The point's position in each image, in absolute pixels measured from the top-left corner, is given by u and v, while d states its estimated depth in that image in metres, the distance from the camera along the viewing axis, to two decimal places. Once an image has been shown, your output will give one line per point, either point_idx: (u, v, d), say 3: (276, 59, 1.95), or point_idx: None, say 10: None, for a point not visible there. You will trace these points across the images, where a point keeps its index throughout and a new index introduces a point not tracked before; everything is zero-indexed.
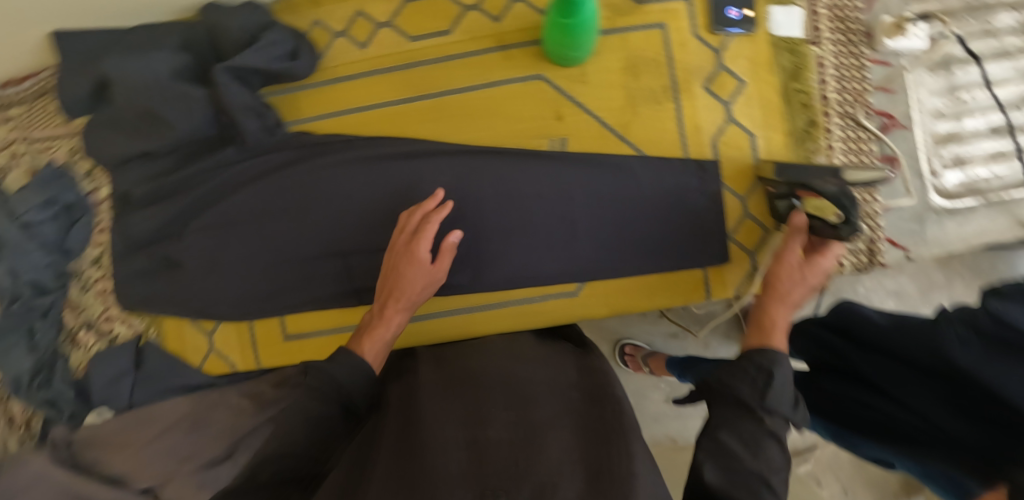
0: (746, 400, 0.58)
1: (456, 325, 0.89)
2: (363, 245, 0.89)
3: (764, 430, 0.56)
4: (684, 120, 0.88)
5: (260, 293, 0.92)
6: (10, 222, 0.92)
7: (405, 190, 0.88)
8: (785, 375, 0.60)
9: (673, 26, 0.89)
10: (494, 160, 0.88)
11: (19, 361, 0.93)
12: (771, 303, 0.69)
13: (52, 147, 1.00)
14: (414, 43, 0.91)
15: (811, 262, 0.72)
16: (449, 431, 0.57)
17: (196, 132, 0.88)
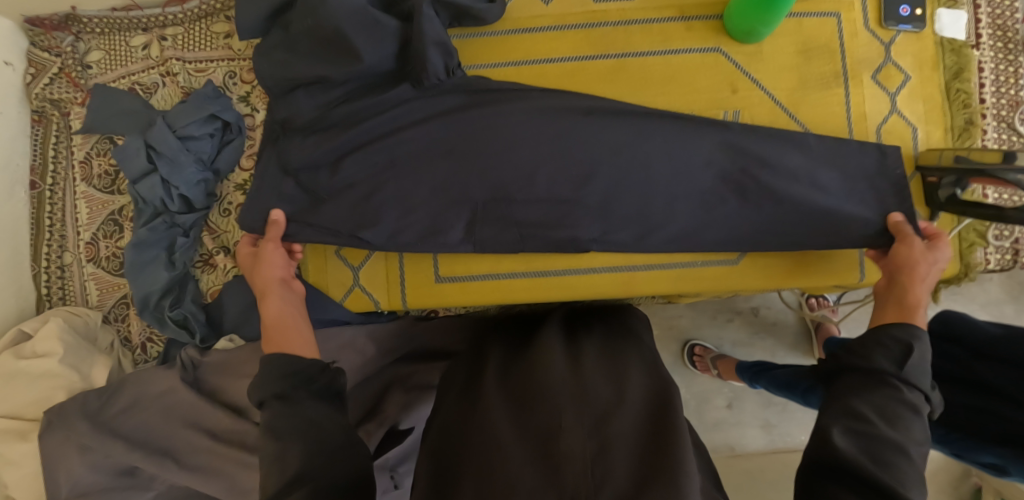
0: (882, 375, 0.67)
1: (618, 280, 0.92)
2: (531, 193, 0.89)
3: (904, 402, 0.65)
4: (851, 107, 0.92)
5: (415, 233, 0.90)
6: (169, 134, 0.91)
7: (580, 142, 0.88)
8: (919, 355, 0.69)
9: (848, 17, 0.92)
10: (671, 124, 0.89)
11: (156, 276, 0.92)
12: (913, 286, 0.77)
13: (208, 69, 0.99)
14: (597, 4, 0.93)
15: (923, 255, 0.80)
16: (518, 443, 0.58)
17: (378, 64, 0.88)
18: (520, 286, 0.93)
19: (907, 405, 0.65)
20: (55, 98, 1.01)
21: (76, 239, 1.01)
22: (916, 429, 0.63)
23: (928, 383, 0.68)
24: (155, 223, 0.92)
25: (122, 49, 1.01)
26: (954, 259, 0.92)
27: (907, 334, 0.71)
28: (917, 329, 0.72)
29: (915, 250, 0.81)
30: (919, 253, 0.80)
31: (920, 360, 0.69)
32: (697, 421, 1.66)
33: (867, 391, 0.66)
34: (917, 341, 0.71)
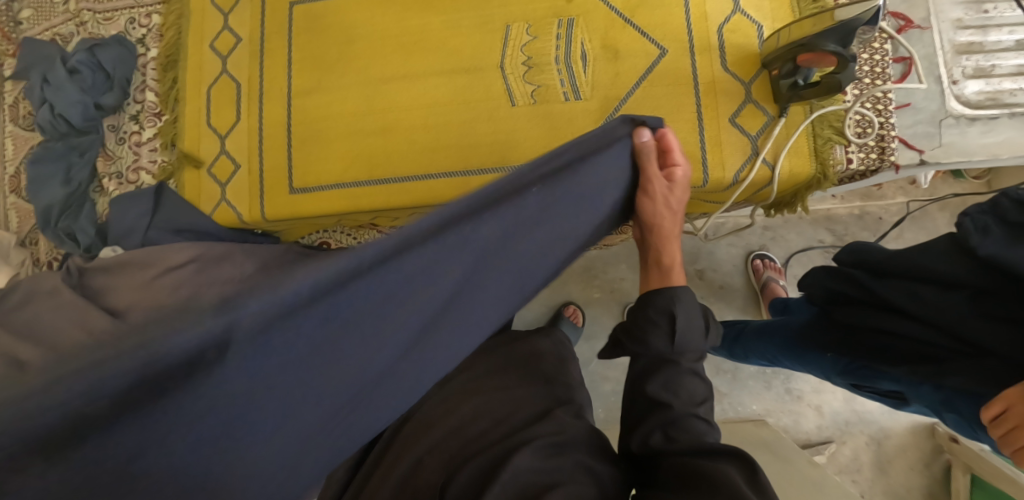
0: (659, 356, 0.66)
1: (455, 188, 0.92)
2: (376, 100, 0.97)
3: (686, 369, 0.65)
4: (691, 7, 0.90)
5: (276, 145, 1.00)
6: (61, 65, 1.03)
7: (423, 60, 0.96)
8: (690, 314, 0.66)
9: None
10: (505, 32, 0.94)
11: (53, 193, 1.03)
12: (662, 241, 0.71)
13: (112, 17, 1.09)
14: None
15: (665, 187, 0.69)
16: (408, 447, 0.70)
17: None
18: (366, 193, 0.96)
19: (692, 373, 0.65)
20: None
21: (4, 173, 1.13)
22: (694, 389, 0.64)
23: (703, 331, 0.66)
24: (53, 146, 1.04)
25: (47, 4, 1.13)
26: (809, 157, 0.87)
27: (667, 300, 0.66)
28: (681, 292, 0.67)
29: (650, 182, 0.69)
30: (659, 188, 0.69)
31: (695, 318, 0.66)
32: None
33: (653, 376, 0.65)
34: (687, 300, 0.66)
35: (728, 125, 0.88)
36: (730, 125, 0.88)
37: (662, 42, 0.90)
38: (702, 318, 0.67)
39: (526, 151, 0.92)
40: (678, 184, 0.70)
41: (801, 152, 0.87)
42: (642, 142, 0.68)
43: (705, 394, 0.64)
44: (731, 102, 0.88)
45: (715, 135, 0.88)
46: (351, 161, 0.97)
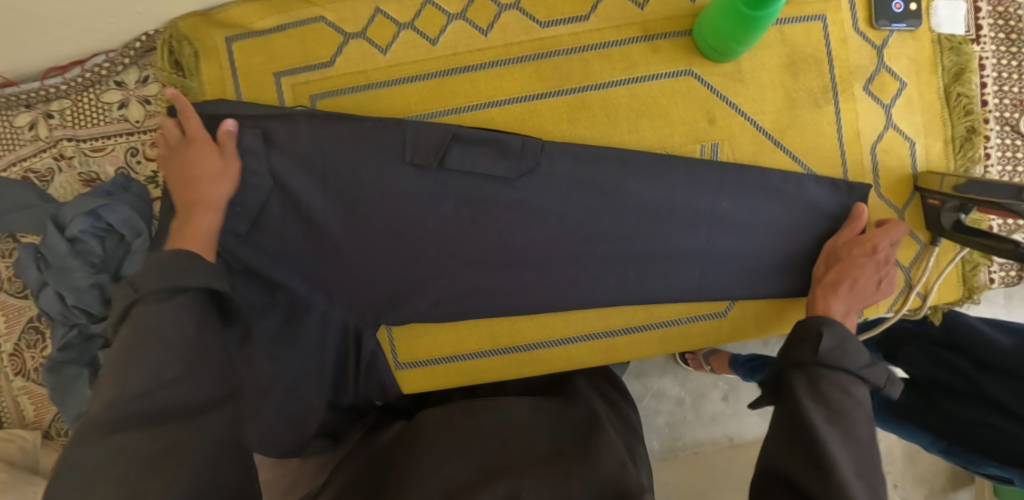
0: (813, 366, 0.63)
1: (593, 350, 0.84)
2: (485, 249, 0.79)
3: (840, 386, 0.61)
4: (844, 126, 0.81)
5: (359, 310, 0.82)
6: (58, 236, 0.81)
7: (535, 199, 0.78)
8: (844, 342, 0.65)
9: (835, 19, 0.80)
10: (638, 155, 0.78)
11: (83, 397, 0.82)
12: (835, 290, 0.73)
13: (106, 148, 0.85)
14: (545, 30, 0.79)
15: (868, 254, 0.75)
16: (471, 412, 0.70)
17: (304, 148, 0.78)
18: (489, 366, 0.85)
19: (849, 392, 0.60)
20: None
21: None
22: (850, 410, 0.59)
23: (863, 361, 0.63)
24: (69, 338, 0.82)
25: (5, 132, 0.85)
26: (957, 284, 0.84)
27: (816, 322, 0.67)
28: (835, 325, 0.66)
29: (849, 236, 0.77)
30: (855, 246, 0.75)
31: (853, 346, 0.64)
32: (697, 417, 1.24)
33: (812, 379, 0.61)
34: (843, 334, 0.65)
35: None
36: None
37: (817, 172, 0.80)
38: (863, 353, 0.64)
39: (667, 307, 0.83)
40: (881, 262, 0.75)
41: (949, 281, 0.84)
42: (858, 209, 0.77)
43: (869, 421, 0.59)
44: None
45: None
46: (466, 332, 0.85)
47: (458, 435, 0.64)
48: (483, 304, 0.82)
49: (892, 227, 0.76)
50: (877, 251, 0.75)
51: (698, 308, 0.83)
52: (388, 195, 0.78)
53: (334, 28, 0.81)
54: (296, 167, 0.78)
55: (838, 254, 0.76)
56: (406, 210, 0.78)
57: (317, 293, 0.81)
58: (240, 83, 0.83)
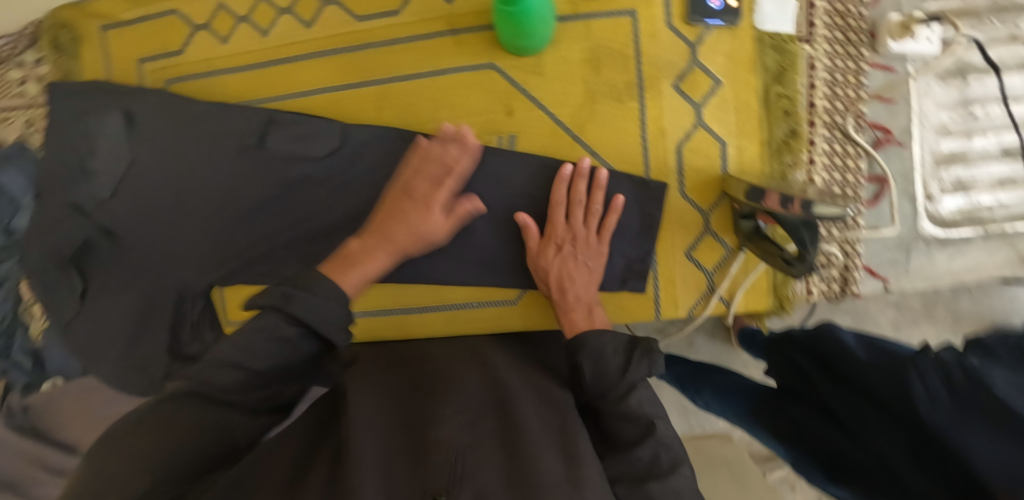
0: (596, 403, 0.63)
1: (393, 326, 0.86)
2: (296, 224, 0.86)
3: (614, 414, 0.60)
4: (647, 122, 0.80)
5: (190, 274, 0.91)
6: None
7: (332, 175, 0.84)
8: (602, 357, 0.63)
9: (645, 14, 0.80)
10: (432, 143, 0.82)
11: None
12: (577, 285, 0.72)
13: (8, 118, 0.99)
14: (360, 23, 0.84)
15: (553, 251, 0.74)
16: (380, 365, 0.67)
17: (154, 127, 0.90)
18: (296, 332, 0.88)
19: (627, 416, 0.60)
20: None
21: None
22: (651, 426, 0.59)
23: (621, 368, 0.62)
24: None
25: None
26: (766, 293, 0.81)
27: (575, 351, 0.64)
28: (587, 338, 0.64)
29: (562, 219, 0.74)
30: (559, 230, 0.74)
31: (611, 354, 0.63)
32: None
33: (599, 422, 0.62)
34: (598, 343, 0.64)
35: (683, 259, 0.81)
36: (685, 259, 0.81)
37: (616, 167, 0.80)
38: (620, 357, 0.62)
39: (457, 291, 0.84)
40: (576, 242, 0.74)
41: (758, 289, 0.81)
42: (583, 164, 0.74)
43: (646, 432, 0.58)
44: (686, 234, 0.81)
45: (668, 268, 0.81)
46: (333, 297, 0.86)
47: (373, 377, 0.62)
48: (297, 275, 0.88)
49: (601, 182, 0.73)
50: (567, 233, 0.74)
51: (491, 295, 0.83)
52: (216, 169, 0.87)
53: (184, 19, 0.89)
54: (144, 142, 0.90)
55: (574, 240, 0.74)
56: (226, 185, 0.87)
57: (160, 253, 0.91)
58: (112, 66, 0.94)
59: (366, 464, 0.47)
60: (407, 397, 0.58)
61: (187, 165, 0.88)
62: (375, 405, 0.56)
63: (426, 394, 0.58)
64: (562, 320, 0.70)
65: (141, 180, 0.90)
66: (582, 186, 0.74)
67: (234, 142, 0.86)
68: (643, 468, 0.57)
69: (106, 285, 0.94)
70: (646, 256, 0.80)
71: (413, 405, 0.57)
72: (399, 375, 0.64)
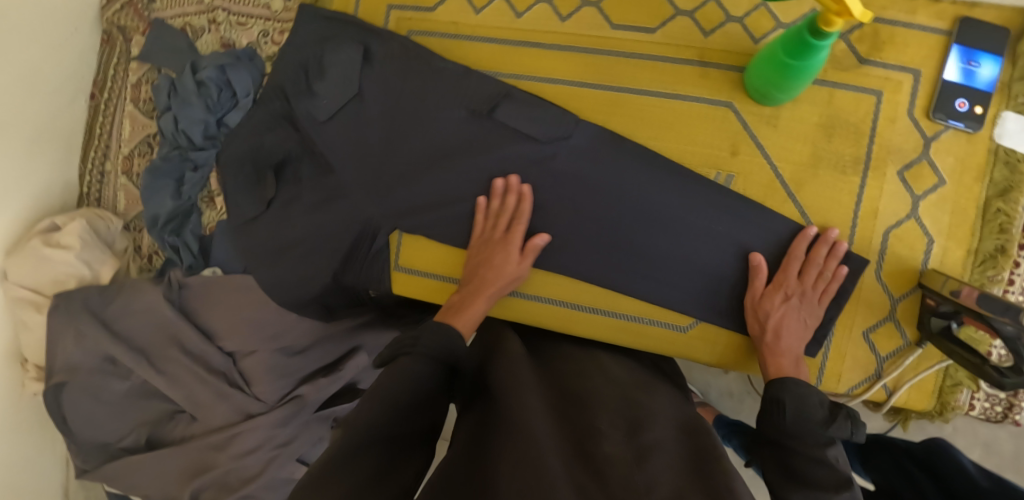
0: (783, 441, 0.70)
1: (552, 315, 0.90)
2: (496, 196, 0.90)
3: (806, 455, 0.67)
4: (863, 200, 0.83)
5: (375, 211, 0.95)
6: (190, 77, 1.02)
7: (544, 160, 0.88)
8: (805, 403, 0.71)
9: (890, 98, 0.82)
10: (653, 160, 0.86)
11: (162, 202, 1.04)
12: (791, 336, 0.79)
13: (246, 24, 1.06)
14: (614, 31, 0.88)
15: (779, 298, 0.80)
16: (518, 364, 0.76)
17: (386, 70, 0.95)
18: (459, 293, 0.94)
19: (821, 459, 0.66)
20: (121, 24, 1.13)
21: (117, 152, 1.14)
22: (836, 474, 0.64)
23: (820, 418, 0.69)
24: (170, 155, 1.03)
25: None
26: (931, 395, 0.82)
27: (778, 389, 0.73)
28: (796, 387, 0.73)
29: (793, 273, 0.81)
30: (789, 282, 0.80)
31: (815, 406, 0.71)
32: None
33: (784, 459, 0.69)
34: (805, 394, 0.72)
35: (860, 337, 0.83)
36: (860, 338, 0.83)
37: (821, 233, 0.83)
38: (822, 410, 0.70)
39: (629, 302, 0.88)
40: (803, 297, 0.80)
41: (923, 388, 0.82)
42: (827, 233, 0.80)
43: (839, 477, 0.64)
44: (870, 316, 0.82)
45: (842, 342, 0.83)
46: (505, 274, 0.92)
47: (516, 377, 0.72)
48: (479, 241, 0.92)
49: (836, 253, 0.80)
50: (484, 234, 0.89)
51: (660, 314, 0.88)
52: (437, 125, 0.92)
53: None
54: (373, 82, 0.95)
55: (802, 295, 0.80)
56: (442, 141, 0.92)
57: (356, 184, 0.96)
58: (360, 3, 0.99)
59: (551, 463, 0.56)
60: (558, 417, 0.67)
61: (409, 114, 0.94)
62: (537, 411, 0.65)
63: (577, 413, 0.68)
64: (769, 362, 0.78)
65: (361, 114, 0.96)
66: (823, 250, 0.80)
67: (463, 105, 0.91)
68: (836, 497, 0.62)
69: (295, 199, 0.99)
70: (827, 325, 0.82)
71: (569, 422, 0.66)
72: (541, 386, 0.74)
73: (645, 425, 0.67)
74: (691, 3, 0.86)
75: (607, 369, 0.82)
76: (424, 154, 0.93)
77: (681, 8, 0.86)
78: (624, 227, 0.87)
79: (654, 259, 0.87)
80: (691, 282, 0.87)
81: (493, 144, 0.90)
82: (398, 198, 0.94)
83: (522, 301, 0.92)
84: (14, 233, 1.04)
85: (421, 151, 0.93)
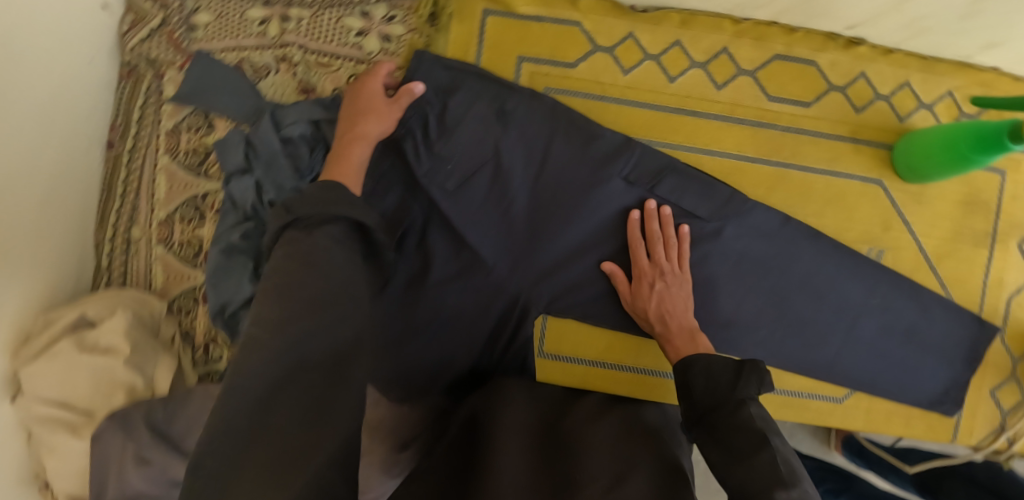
0: (716, 418, 0.64)
1: (619, 379, 0.90)
2: None
3: (733, 423, 0.62)
4: (992, 271, 0.89)
5: (514, 288, 0.85)
6: (273, 133, 0.84)
7: (711, 235, 0.83)
8: (711, 373, 0.68)
9: (1014, 176, 0.89)
10: (819, 237, 0.85)
11: (236, 288, 0.84)
12: (683, 322, 0.79)
13: (330, 65, 0.91)
14: (771, 103, 0.86)
15: (646, 289, 0.81)
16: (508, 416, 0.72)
17: (524, 131, 0.84)
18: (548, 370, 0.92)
19: (740, 426, 0.62)
20: (152, 57, 0.94)
21: (149, 216, 0.94)
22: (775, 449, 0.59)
23: (730, 381, 0.65)
24: (246, 228, 0.84)
25: (236, 19, 0.93)
26: None
27: (687, 369, 0.70)
28: (696, 359, 0.70)
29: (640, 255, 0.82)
30: (641, 268, 0.81)
31: (720, 371, 0.67)
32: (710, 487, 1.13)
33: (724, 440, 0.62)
34: (706, 362, 0.69)
35: (988, 396, 0.91)
36: (988, 396, 0.91)
37: (959, 302, 0.89)
38: (728, 372, 0.66)
39: (790, 376, 0.89)
40: (665, 277, 0.81)
41: None
42: (649, 206, 0.82)
43: (762, 440, 0.59)
44: (997, 376, 0.91)
45: (972, 402, 0.91)
46: (578, 342, 0.91)
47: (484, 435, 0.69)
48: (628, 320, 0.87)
49: (670, 224, 0.81)
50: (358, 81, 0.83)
51: (819, 388, 0.91)
52: (590, 196, 0.83)
53: (587, 35, 0.87)
54: (509, 144, 0.84)
55: (666, 275, 0.81)
56: (596, 216, 0.84)
57: (493, 259, 0.84)
58: (483, 52, 0.88)
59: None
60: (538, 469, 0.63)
61: (556, 184, 0.84)
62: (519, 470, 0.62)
63: (561, 467, 0.63)
64: (668, 348, 0.78)
65: (498, 182, 0.84)
66: (655, 226, 0.82)
67: (621, 177, 0.83)
68: (777, 476, 0.56)
69: (422, 277, 0.84)
70: (964, 387, 0.89)
71: (553, 479, 0.61)
72: (515, 432, 0.69)
73: (624, 479, 0.60)
74: (844, 79, 0.87)
75: (589, 415, 0.77)
76: (574, 228, 0.84)
77: (835, 83, 0.87)
78: (794, 306, 0.85)
79: (819, 336, 0.86)
80: (853, 360, 0.87)
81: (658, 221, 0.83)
82: (543, 275, 0.85)
83: (586, 367, 0.91)
84: (23, 327, 0.80)
85: (568, 224, 0.84)
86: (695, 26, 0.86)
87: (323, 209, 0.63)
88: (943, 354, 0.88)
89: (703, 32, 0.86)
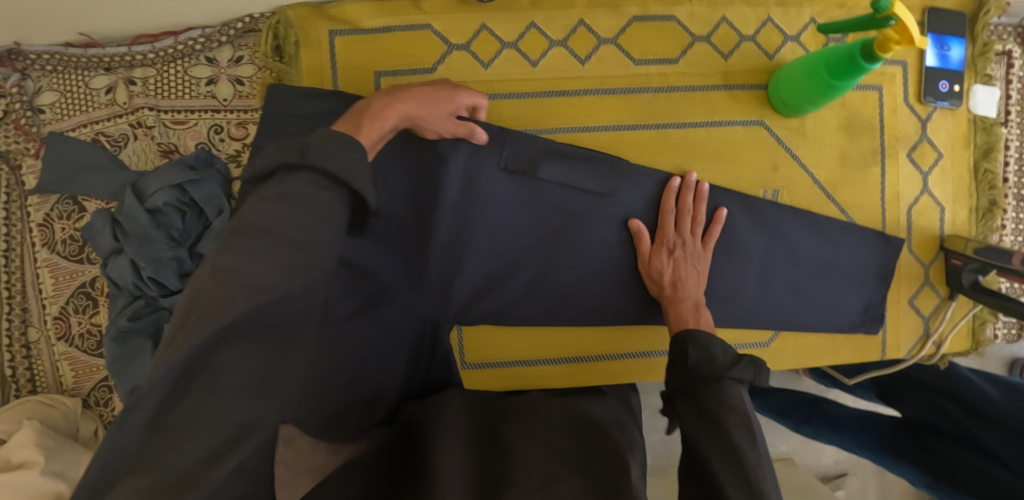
0: (703, 390, 0.58)
1: (546, 372, 0.91)
2: (564, 263, 0.84)
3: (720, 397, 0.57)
4: (887, 187, 0.90)
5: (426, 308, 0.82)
6: (138, 205, 0.81)
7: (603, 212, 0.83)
8: (709, 347, 0.62)
9: (890, 90, 0.89)
10: (712, 190, 0.84)
11: (143, 368, 0.81)
12: (692, 291, 0.77)
13: (188, 122, 0.88)
14: (638, 66, 0.85)
15: (665, 254, 0.80)
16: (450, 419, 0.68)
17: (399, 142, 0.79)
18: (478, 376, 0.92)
19: (725, 401, 0.57)
20: (2, 150, 0.89)
21: (42, 313, 0.91)
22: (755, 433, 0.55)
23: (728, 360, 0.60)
24: (136, 307, 0.82)
25: (80, 91, 0.88)
26: (967, 337, 0.95)
27: (687, 338, 0.64)
28: (700, 331, 0.64)
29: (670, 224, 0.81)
30: (668, 235, 0.80)
31: (720, 348, 0.61)
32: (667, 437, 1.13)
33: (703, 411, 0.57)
34: (710, 339, 0.63)
35: (907, 307, 0.93)
36: (908, 306, 0.93)
37: (862, 224, 0.90)
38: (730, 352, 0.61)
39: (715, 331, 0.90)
40: (686, 247, 0.80)
41: (961, 334, 0.94)
42: (690, 179, 0.82)
43: (745, 421, 0.55)
44: (912, 286, 0.92)
45: (893, 316, 0.93)
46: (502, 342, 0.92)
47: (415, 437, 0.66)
48: (544, 312, 0.87)
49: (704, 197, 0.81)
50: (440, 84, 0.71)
51: (746, 336, 0.92)
52: (478, 199, 0.81)
53: (440, 37, 0.84)
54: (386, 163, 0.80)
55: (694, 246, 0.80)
56: (488, 218, 0.82)
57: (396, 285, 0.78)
58: (338, 76, 0.84)
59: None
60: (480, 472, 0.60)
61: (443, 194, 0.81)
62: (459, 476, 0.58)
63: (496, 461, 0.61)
64: (670, 312, 0.76)
65: None
66: (689, 199, 0.81)
67: (505, 174, 0.81)
68: (751, 461, 0.52)
69: None
70: (882, 305, 0.91)
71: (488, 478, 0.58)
72: (461, 437, 0.65)
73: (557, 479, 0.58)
74: (705, 28, 0.85)
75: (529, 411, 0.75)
76: (471, 233, 0.82)
77: (697, 33, 0.85)
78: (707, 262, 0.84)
79: (735, 285, 0.85)
80: (772, 301, 0.87)
81: (548, 208, 0.82)
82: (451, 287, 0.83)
83: (514, 367, 0.91)
84: None
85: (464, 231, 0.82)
86: (546, 5, 0.84)
87: (326, 159, 0.47)
88: (857, 276, 0.89)
89: (556, 10, 0.84)
